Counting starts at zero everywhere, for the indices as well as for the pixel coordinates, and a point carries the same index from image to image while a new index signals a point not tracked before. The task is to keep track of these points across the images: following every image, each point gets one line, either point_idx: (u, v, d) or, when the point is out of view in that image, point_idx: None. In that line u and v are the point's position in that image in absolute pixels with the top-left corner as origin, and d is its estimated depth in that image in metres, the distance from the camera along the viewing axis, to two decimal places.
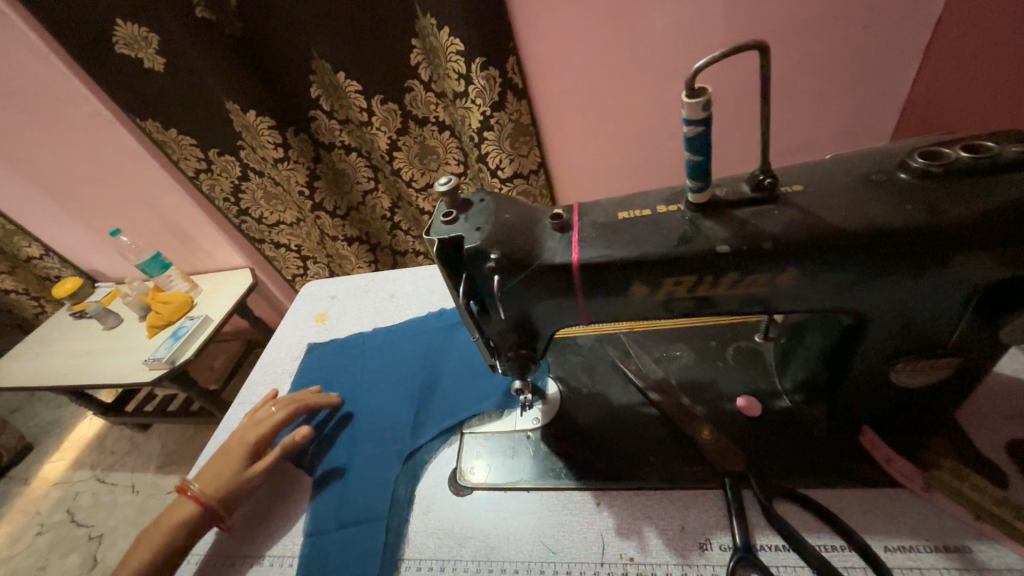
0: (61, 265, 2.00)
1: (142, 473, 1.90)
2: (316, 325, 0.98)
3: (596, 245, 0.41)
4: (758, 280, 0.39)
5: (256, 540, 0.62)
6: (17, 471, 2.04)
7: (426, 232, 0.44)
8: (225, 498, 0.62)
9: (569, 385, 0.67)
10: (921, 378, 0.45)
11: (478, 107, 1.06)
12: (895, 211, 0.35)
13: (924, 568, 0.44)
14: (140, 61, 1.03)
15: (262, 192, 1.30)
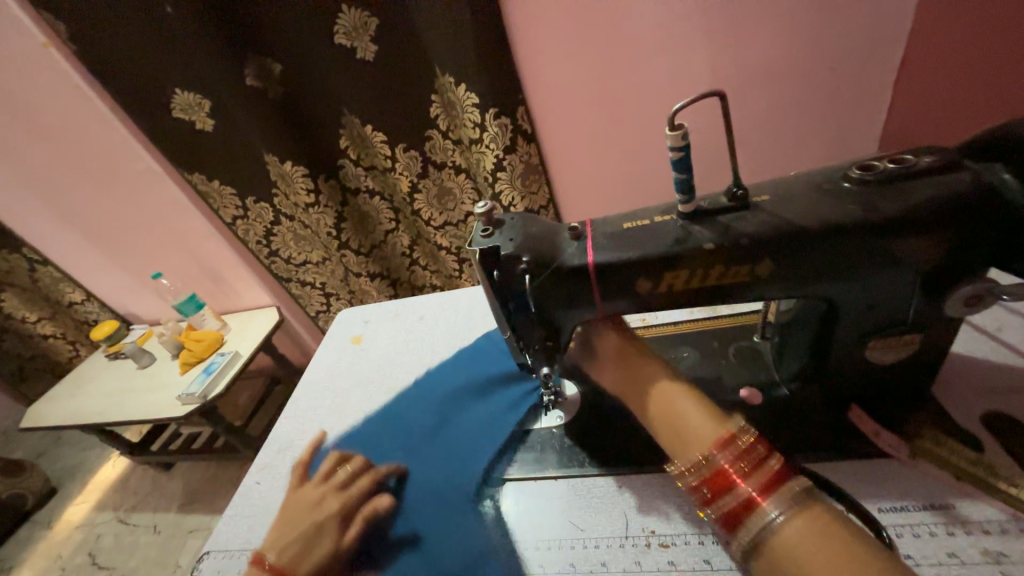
0: (100, 309, 2.14)
1: (164, 513, 1.94)
2: (352, 347, 1.07)
3: (607, 248, 0.51)
4: (741, 271, 0.48)
5: None
6: (39, 516, 2.08)
7: (469, 244, 0.53)
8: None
9: (587, 386, 0.74)
10: (893, 353, 0.53)
11: (492, 151, 1.21)
12: (842, 210, 0.45)
13: (914, 524, 0.50)
14: (193, 123, 1.20)
15: (292, 234, 1.44)
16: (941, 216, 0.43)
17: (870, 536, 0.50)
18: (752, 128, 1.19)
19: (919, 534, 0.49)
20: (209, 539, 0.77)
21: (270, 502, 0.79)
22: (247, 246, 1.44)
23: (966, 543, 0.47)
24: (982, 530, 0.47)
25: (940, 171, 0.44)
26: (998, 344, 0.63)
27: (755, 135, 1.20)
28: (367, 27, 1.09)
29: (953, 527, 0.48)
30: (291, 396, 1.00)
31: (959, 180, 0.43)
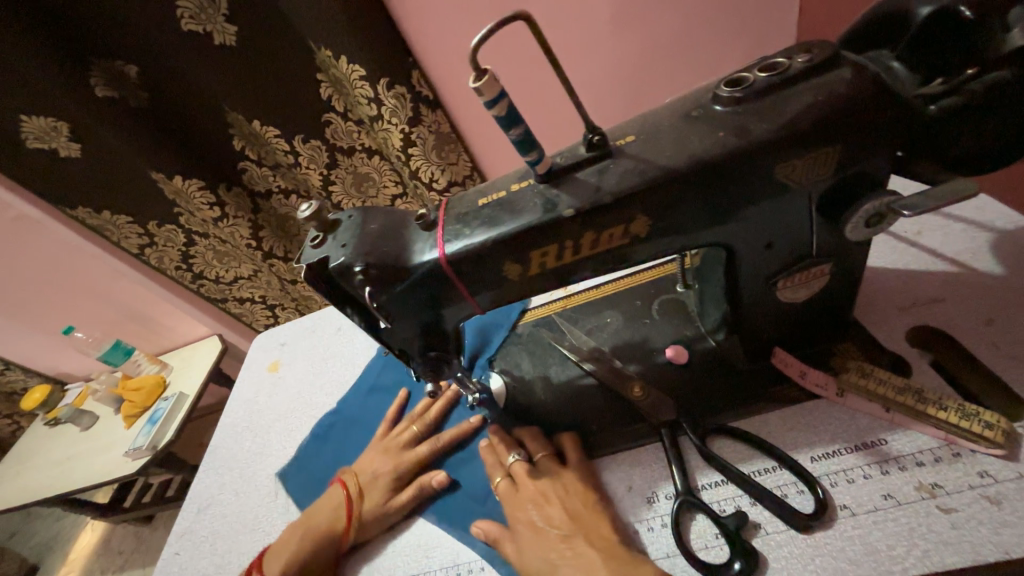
0: (26, 374, 1.71)
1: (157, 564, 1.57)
2: (269, 376, 0.96)
3: (456, 234, 0.42)
4: (615, 233, 0.40)
5: None
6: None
7: (296, 260, 0.44)
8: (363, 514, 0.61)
9: (512, 375, 0.65)
10: (805, 289, 0.47)
11: (397, 126, 1.06)
12: (712, 139, 0.37)
13: (847, 469, 0.46)
14: (55, 152, 0.97)
15: (212, 252, 1.26)
16: (819, 131, 0.35)
17: (804, 490, 0.46)
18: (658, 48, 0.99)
19: (854, 480, 0.45)
20: None
21: (194, 573, 0.70)
22: (166, 274, 1.26)
23: (900, 481, 0.43)
24: (916, 463, 0.44)
25: (815, 74, 0.36)
26: (920, 249, 0.58)
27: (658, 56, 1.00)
28: (217, 5, 0.88)
29: (886, 466, 0.45)
30: (211, 444, 0.89)
31: (837, 80, 0.35)
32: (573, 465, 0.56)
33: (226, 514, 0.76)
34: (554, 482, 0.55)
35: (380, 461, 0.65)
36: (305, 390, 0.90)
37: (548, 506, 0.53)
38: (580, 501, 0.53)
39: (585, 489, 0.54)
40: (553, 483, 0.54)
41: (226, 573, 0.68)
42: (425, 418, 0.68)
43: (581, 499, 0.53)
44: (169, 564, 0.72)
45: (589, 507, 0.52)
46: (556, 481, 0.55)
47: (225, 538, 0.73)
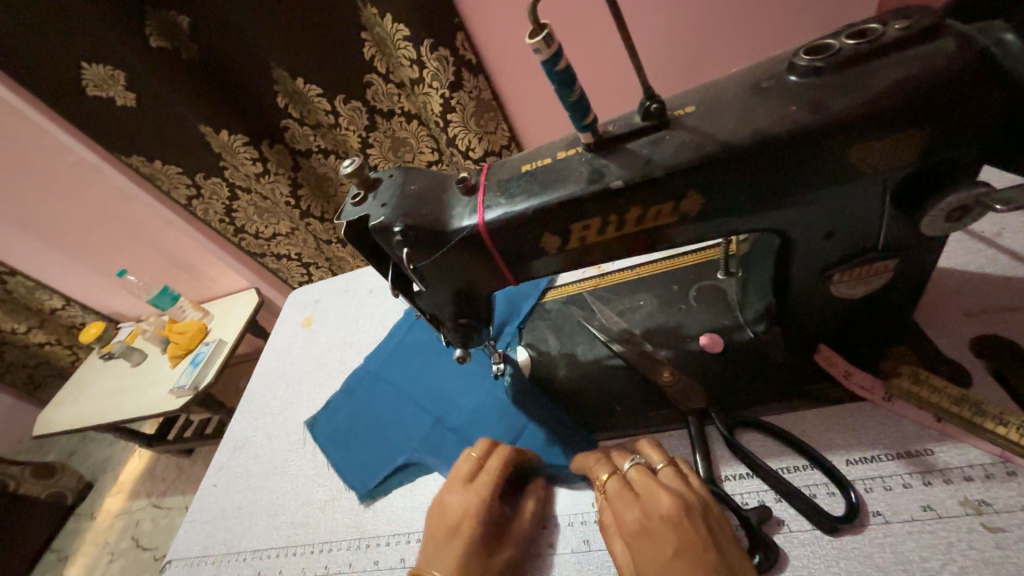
0: (85, 311, 1.85)
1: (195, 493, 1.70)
2: (302, 331, 1.00)
3: (496, 201, 0.41)
4: (663, 210, 0.38)
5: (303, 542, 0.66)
6: (82, 509, 1.82)
7: (336, 217, 0.44)
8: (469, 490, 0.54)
9: (538, 349, 0.66)
10: (862, 285, 0.44)
11: (437, 90, 1.03)
12: (781, 114, 0.34)
13: (885, 476, 0.44)
14: (112, 100, 1.00)
15: (254, 207, 1.29)
16: (905, 110, 0.32)
17: (835, 492, 0.44)
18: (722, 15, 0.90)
19: (891, 487, 0.43)
20: (173, 547, 0.74)
21: (228, 505, 0.76)
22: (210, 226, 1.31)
23: (943, 494, 0.41)
24: (963, 478, 0.41)
25: (909, 45, 0.32)
26: (997, 251, 0.53)
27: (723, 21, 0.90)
28: None
29: (929, 477, 0.42)
30: (247, 389, 0.94)
31: (935, 52, 0.31)
32: (664, 508, 0.43)
33: (258, 455, 0.81)
34: (639, 525, 0.44)
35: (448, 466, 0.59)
36: (336, 346, 0.93)
37: (636, 557, 0.43)
38: (672, 559, 0.41)
39: (685, 545, 0.41)
40: (637, 526, 0.44)
41: (256, 507, 0.73)
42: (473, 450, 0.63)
43: (674, 557, 0.41)
44: (207, 494, 0.78)
45: (689, 570, 0.40)
46: (643, 522, 0.44)
47: (256, 476, 0.78)
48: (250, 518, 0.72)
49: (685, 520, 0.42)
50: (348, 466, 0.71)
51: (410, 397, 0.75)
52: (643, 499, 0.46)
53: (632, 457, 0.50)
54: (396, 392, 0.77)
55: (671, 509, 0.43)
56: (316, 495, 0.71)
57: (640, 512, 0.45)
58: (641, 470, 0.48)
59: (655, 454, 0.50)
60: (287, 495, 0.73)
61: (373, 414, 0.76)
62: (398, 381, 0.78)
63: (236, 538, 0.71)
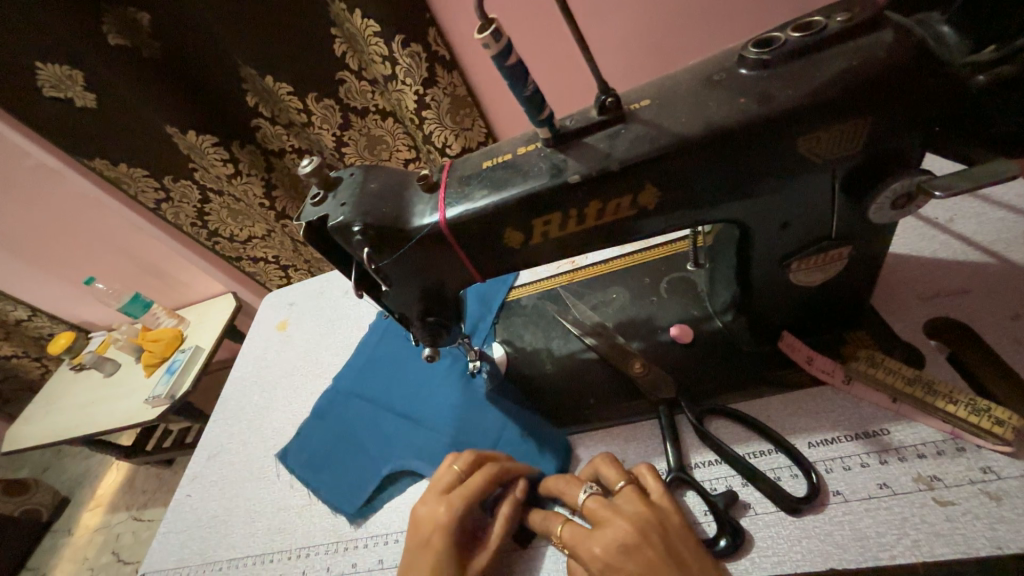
0: (52, 321, 1.79)
1: None
2: (278, 335, 0.98)
3: (458, 198, 0.40)
4: (622, 204, 0.39)
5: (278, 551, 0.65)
6: (58, 525, 1.76)
7: (297, 218, 0.43)
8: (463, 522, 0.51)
9: (513, 345, 0.66)
10: (819, 272, 0.45)
11: (411, 87, 1.02)
12: (731, 106, 0.34)
13: (845, 457, 0.45)
14: (71, 101, 0.97)
15: (226, 210, 1.26)
16: (848, 102, 0.33)
17: (798, 474, 0.46)
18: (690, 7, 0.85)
19: (850, 467, 0.44)
20: (146, 560, 0.72)
21: (202, 515, 0.74)
22: (181, 230, 1.28)
23: (898, 471, 0.43)
24: (917, 455, 0.43)
25: (852, 37, 0.33)
26: (950, 236, 0.55)
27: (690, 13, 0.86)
28: None
29: (885, 455, 0.44)
30: (221, 396, 0.92)
31: (874, 44, 0.32)
32: (622, 537, 0.42)
33: (233, 463, 0.79)
34: (603, 561, 0.42)
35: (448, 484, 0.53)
36: (312, 350, 0.91)
37: None
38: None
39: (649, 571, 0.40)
40: (601, 563, 0.42)
41: (232, 516, 0.72)
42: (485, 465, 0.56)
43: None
44: (180, 505, 0.77)
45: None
46: (606, 557, 0.42)
47: (232, 484, 0.76)
48: (225, 526, 0.71)
49: (642, 544, 0.41)
50: (329, 491, 0.66)
51: (387, 405, 0.73)
52: (602, 529, 0.44)
53: (585, 486, 0.49)
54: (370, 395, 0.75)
55: (630, 537, 0.42)
56: (293, 501, 0.70)
57: (600, 547, 0.43)
58: (594, 497, 0.47)
59: (611, 471, 0.49)
60: (264, 502, 0.71)
61: (345, 420, 0.74)
62: (372, 383, 0.76)
63: (211, 548, 0.69)
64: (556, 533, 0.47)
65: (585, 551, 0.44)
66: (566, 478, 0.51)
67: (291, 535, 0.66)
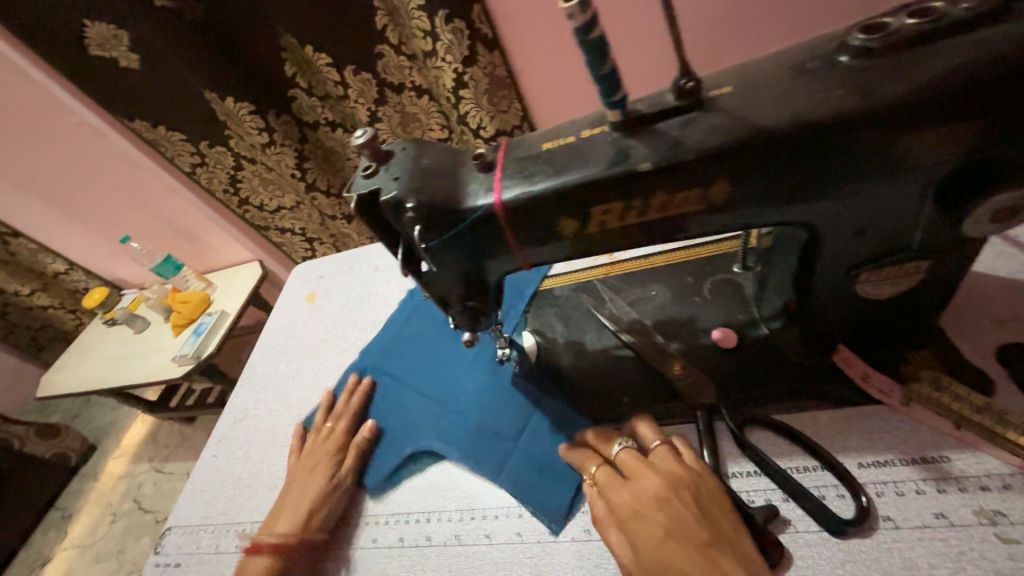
0: (88, 277, 1.85)
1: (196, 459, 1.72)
2: (307, 306, 0.99)
3: (515, 179, 0.39)
4: (689, 198, 0.36)
5: None
6: (85, 470, 1.84)
7: (346, 190, 0.42)
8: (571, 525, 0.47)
9: (545, 336, 0.64)
10: (888, 286, 0.42)
11: (449, 65, 0.99)
12: (825, 98, 0.31)
13: (898, 481, 0.43)
14: (116, 61, 0.98)
15: (258, 178, 1.27)
16: (955, 103, 0.30)
17: (845, 495, 0.43)
18: None
19: (903, 493, 0.42)
20: (173, 514, 0.74)
21: (227, 477, 0.75)
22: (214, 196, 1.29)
23: (957, 502, 0.40)
24: (979, 487, 0.40)
25: (972, 28, 0.30)
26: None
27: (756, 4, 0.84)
28: None
29: (943, 484, 0.41)
30: (248, 362, 0.93)
31: (999, 37, 0.29)
32: (654, 488, 0.45)
33: (258, 429, 0.80)
34: (632, 509, 0.45)
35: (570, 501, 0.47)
36: (339, 324, 0.92)
37: (634, 540, 0.44)
38: (667, 538, 0.42)
39: (679, 525, 0.42)
40: (630, 509, 0.45)
41: (255, 481, 0.73)
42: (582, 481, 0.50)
43: (665, 536, 0.42)
44: (206, 464, 0.78)
45: (683, 548, 0.41)
46: (636, 503, 0.45)
47: (256, 450, 0.77)
48: (249, 490, 0.72)
49: (674, 498, 0.44)
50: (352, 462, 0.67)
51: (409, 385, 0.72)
52: (633, 482, 0.47)
53: (621, 441, 0.50)
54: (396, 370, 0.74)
55: (662, 490, 0.44)
56: None
57: (631, 495, 0.46)
58: (631, 453, 0.49)
59: (648, 432, 0.51)
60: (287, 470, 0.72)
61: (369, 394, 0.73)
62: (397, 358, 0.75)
63: (235, 509, 0.71)
64: (590, 474, 0.50)
65: (614, 499, 0.47)
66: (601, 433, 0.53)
67: None
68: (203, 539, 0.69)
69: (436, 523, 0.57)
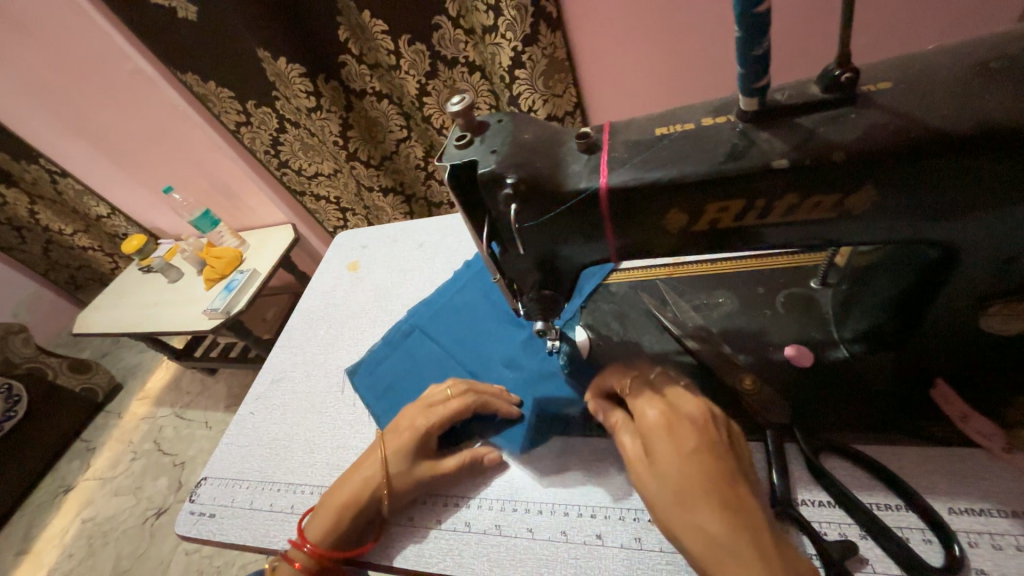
0: (128, 223, 1.89)
1: (214, 410, 1.77)
2: (348, 275, 0.98)
3: (625, 165, 0.36)
4: (822, 203, 0.33)
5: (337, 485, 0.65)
6: (110, 408, 1.91)
7: (438, 158, 0.40)
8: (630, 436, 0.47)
9: (599, 332, 0.62)
10: (1014, 320, 0.39)
11: (509, 43, 0.93)
12: (1012, 106, 0.28)
13: (995, 534, 0.39)
14: (174, 11, 0.97)
15: (300, 142, 1.25)
16: None
17: (932, 541, 0.40)
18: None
19: (1000, 547, 0.39)
20: (208, 465, 0.75)
21: (264, 435, 0.76)
22: (255, 156, 1.28)
23: None
24: None
25: None
26: None
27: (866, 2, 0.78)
28: None
29: None
30: (288, 323, 0.93)
31: None
32: (690, 410, 0.45)
33: (297, 391, 0.81)
34: (670, 457, 0.42)
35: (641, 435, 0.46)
36: (381, 297, 0.90)
37: (656, 450, 0.43)
38: (691, 453, 0.42)
39: (715, 485, 0.40)
40: (659, 421, 0.45)
41: (291, 443, 0.73)
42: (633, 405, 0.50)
43: (693, 452, 0.42)
44: (244, 420, 0.79)
45: (705, 464, 0.41)
46: (664, 418, 0.45)
47: (293, 412, 0.78)
48: (285, 451, 0.72)
49: (713, 455, 0.42)
50: None
51: (457, 361, 0.71)
52: (671, 431, 0.44)
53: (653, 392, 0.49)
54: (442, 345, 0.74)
55: (700, 443, 0.42)
56: (352, 441, 0.70)
57: (671, 444, 0.43)
58: (664, 406, 0.47)
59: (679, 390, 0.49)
60: (324, 436, 0.72)
61: (414, 363, 0.74)
62: (444, 332, 0.76)
63: (270, 468, 0.71)
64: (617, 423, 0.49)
65: (645, 410, 0.47)
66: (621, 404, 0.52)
67: None
68: (239, 494, 0.69)
69: (476, 510, 0.55)
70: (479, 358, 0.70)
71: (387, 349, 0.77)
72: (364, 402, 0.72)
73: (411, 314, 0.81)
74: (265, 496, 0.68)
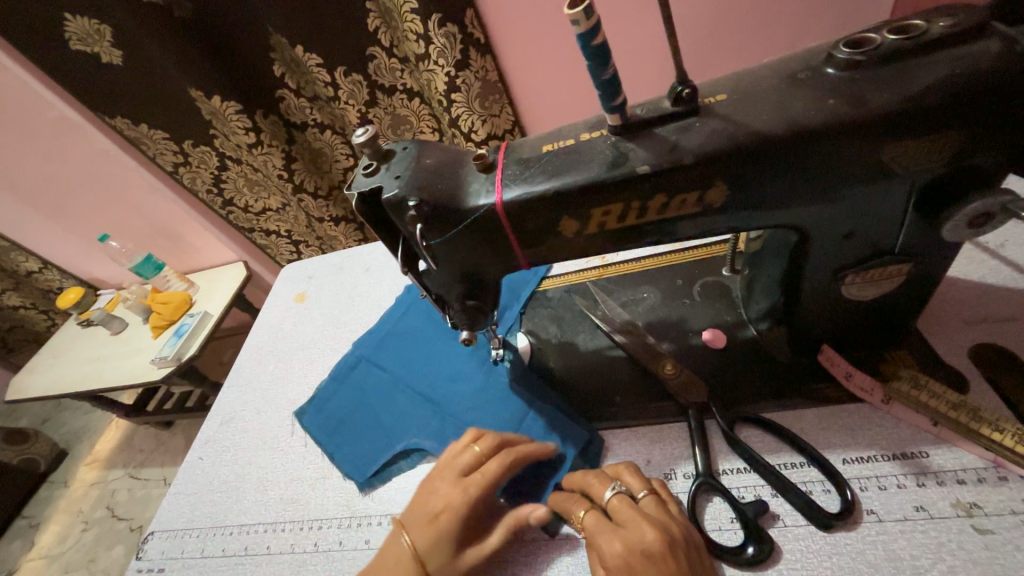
0: (62, 276, 1.78)
1: (173, 465, 1.67)
2: (296, 306, 0.97)
3: (516, 180, 0.39)
4: (689, 200, 0.38)
5: (291, 518, 0.65)
6: (55, 477, 1.76)
7: (348, 187, 0.42)
8: (606, 537, 0.43)
9: (537, 337, 0.65)
10: (873, 288, 0.45)
11: (442, 69, 0.96)
12: (819, 106, 0.33)
13: (880, 476, 0.44)
14: (97, 56, 0.95)
15: (243, 179, 1.24)
16: (930, 119, 0.32)
17: (830, 490, 0.45)
18: (752, 12, 0.87)
19: (885, 487, 0.44)
20: (155, 518, 0.72)
21: (214, 479, 0.74)
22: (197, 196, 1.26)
23: (936, 495, 0.42)
24: (956, 480, 0.42)
25: (955, 44, 0.32)
26: (1000, 262, 0.54)
27: (749, 17, 0.88)
28: None
29: (923, 478, 0.43)
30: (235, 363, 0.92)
31: (976, 53, 0.31)
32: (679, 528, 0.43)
33: (246, 429, 0.79)
34: (622, 560, 0.41)
35: (623, 539, 0.42)
36: (329, 326, 0.91)
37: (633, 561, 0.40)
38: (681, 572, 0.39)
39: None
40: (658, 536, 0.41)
41: (243, 481, 0.72)
42: (618, 508, 0.45)
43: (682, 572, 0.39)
44: (191, 467, 0.76)
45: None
46: (657, 531, 0.41)
47: (244, 451, 0.76)
48: (237, 492, 0.71)
49: (670, 556, 0.40)
50: (344, 458, 0.68)
51: (406, 381, 0.73)
52: (627, 530, 0.42)
53: (613, 485, 0.47)
54: (391, 366, 0.76)
55: (657, 544, 0.40)
56: (305, 472, 0.70)
57: (622, 545, 0.41)
58: (654, 518, 0.43)
59: (634, 479, 0.47)
60: (277, 471, 0.71)
61: (364, 389, 0.74)
62: (392, 354, 0.77)
63: (222, 512, 0.69)
64: (577, 517, 0.46)
65: (638, 524, 0.42)
66: (607, 472, 0.49)
67: (309, 506, 0.66)
68: (188, 544, 0.67)
69: None
70: (428, 376, 0.72)
71: (335, 378, 0.78)
72: (314, 436, 0.72)
73: (359, 342, 0.81)
74: (218, 540, 0.66)
